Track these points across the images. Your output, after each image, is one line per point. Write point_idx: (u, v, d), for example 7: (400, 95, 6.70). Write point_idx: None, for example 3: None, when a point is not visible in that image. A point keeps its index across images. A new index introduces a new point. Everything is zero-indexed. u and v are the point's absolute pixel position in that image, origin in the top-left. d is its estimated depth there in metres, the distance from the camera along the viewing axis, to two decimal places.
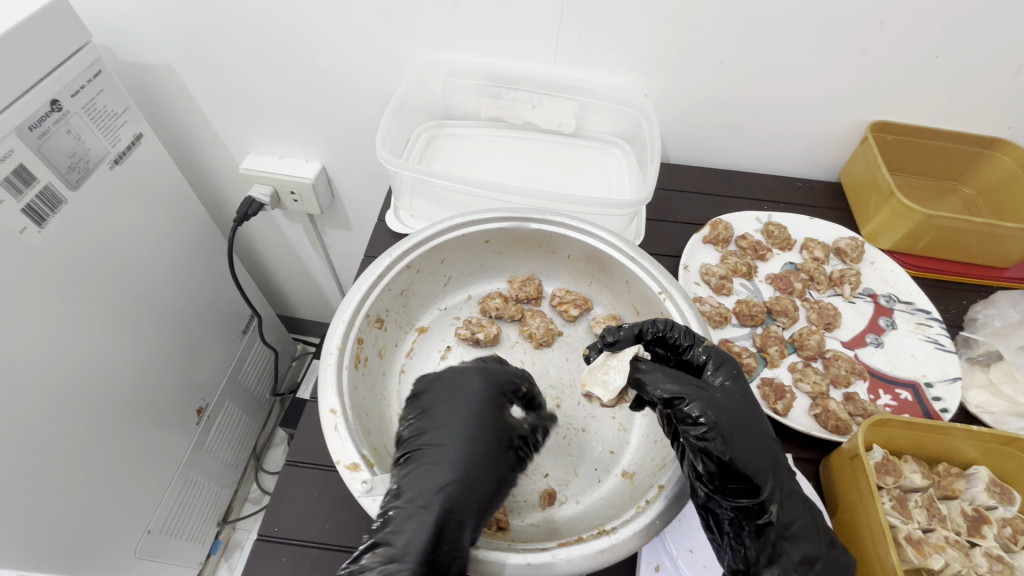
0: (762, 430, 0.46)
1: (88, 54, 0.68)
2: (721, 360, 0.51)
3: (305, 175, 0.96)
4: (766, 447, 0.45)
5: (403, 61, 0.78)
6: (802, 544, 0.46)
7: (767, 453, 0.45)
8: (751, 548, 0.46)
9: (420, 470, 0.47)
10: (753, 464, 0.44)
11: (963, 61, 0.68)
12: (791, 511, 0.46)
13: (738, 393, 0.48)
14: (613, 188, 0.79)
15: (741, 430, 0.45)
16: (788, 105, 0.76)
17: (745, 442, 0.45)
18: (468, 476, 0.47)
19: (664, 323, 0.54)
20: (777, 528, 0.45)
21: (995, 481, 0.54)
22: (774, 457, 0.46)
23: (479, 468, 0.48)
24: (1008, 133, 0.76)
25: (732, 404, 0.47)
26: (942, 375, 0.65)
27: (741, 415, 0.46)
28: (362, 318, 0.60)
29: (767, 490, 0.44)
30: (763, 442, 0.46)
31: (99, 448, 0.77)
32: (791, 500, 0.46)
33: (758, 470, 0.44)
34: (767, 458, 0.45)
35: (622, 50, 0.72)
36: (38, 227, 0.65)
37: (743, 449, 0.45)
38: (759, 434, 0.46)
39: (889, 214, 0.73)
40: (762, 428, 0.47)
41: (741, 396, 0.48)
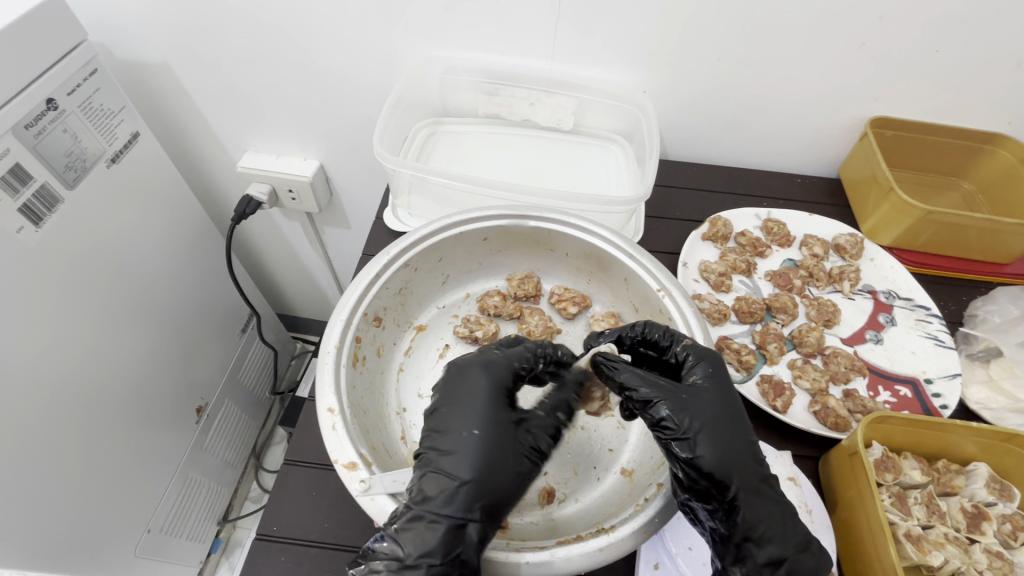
0: (732, 427, 0.47)
1: (83, 52, 0.67)
2: (698, 356, 0.51)
3: (303, 173, 0.96)
4: (732, 445, 0.46)
5: (400, 57, 0.77)
6: (775, 546, 0.44)
7: (731, 450, 0.46)
8: (722, 544, 0.47)
9: (445, 467, 0.46)
10: (713, 461, 0.45)
11: (963, 56, 0.68)
12: (757, 512, 0.45)
13: (711, 389, 0.49)
14: (612, 185, 0.78)
15: (703, 428, 0.46)
16: (787, 101, 0.76)
17: (706, 440, 0.46)
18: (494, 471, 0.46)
19: (641, 326, 0.55)
20: (743, 528, 0.45)
21: (995, 477, 0.54)
22: (742, 455, 0.46)
23: (503, 461, 0.47)
24: (1008, 127, 0.75)
25: (699, 402, 0.48)
26: (942, 371, 0.65)
27: (706, 413, 0.47)
28: (359, 317, 0.60)
29: (731, 488, 0.45)
30: (729, 439, 0.46)
31: (99, 447, 0.77)
32: (757, 500, 0.45)
33: (721, 467, 0.45)
34: (731, 456, 0.46)
35: (621, 46, 0.72)
36: (34, 226, 0.65)
37: (706, 447, 0.46)
38: (726, 432, 0.47)
39: (889, 210, 0.73)
40: (733, 425, 0.47)
41: (712, 393, 0.49)
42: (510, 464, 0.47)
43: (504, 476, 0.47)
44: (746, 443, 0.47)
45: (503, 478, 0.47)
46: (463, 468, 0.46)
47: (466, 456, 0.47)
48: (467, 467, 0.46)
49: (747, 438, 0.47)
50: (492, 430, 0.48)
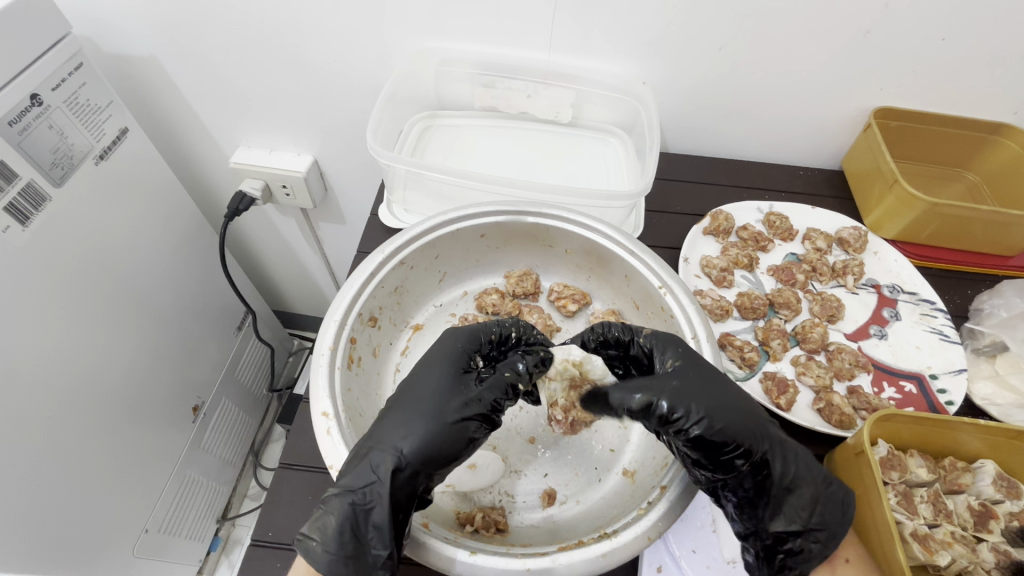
0: (730, 387, 0.47)
1: (68, 46, 0.65)
2: (662, 340, 0.51)
3: (296, 168, 0.94)
4: (742, 405, 0.46)
5: (394, 49, 0.75)
6: (808, 488, 0.46)
7: (742, 410, 0.46)
8: (756, 511, 0.46)
9: (388, 419, 0.47)
10: (733, 429, 0.44)
11: (970, 46, 0.66)
12: (786, 459, 0.46)
13: (688, 361, 0.49)
14: (611, 179, 0.77)
15: (712, 398, 0.45)
16: (789, 92, 0.74)
17: (718, 412, 0.45)
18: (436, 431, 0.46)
19: (601, 326, 0.54)
20: (776, 482, 0.45)
21: (1002, 475, 0.53)
22: (751, 410, 0.47)
23: (445, 421, 0.46)
24: (1014, 118, 0.74)
25: (690, 379, 0.47)
26: (947, 367, 0.64)
27: (705, 381, 0.47)
28: (354, 317, 0.58)
29: (758, 447, 0.45)
30: (733, 400, 0.46)
31: (94, 448, 0.76)
32: (780, 447, 0.46)
33: (743, 432, 0.44)
34: (743, 413, 0.46)
35: (621, 36, 0.70)
36: (22, 226, 0.63)
37: (720, 419, 0.44)
38: (730, 393, 0.47)
39: (893, 203, 0.71)
40: (727, 384, 0.48)
41: (693, 365, 0.48)
42: (455, 427, 0.46)
43: (447, 437, 0.46)
44: (745, 396, 0.48)
45: (446, 440, 0.46)
46: (408, 421, 0.47)
47: (415, 411, 0.47)
48: (412, 420, 0.46)
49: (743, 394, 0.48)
50: (445, 392, 0.48)
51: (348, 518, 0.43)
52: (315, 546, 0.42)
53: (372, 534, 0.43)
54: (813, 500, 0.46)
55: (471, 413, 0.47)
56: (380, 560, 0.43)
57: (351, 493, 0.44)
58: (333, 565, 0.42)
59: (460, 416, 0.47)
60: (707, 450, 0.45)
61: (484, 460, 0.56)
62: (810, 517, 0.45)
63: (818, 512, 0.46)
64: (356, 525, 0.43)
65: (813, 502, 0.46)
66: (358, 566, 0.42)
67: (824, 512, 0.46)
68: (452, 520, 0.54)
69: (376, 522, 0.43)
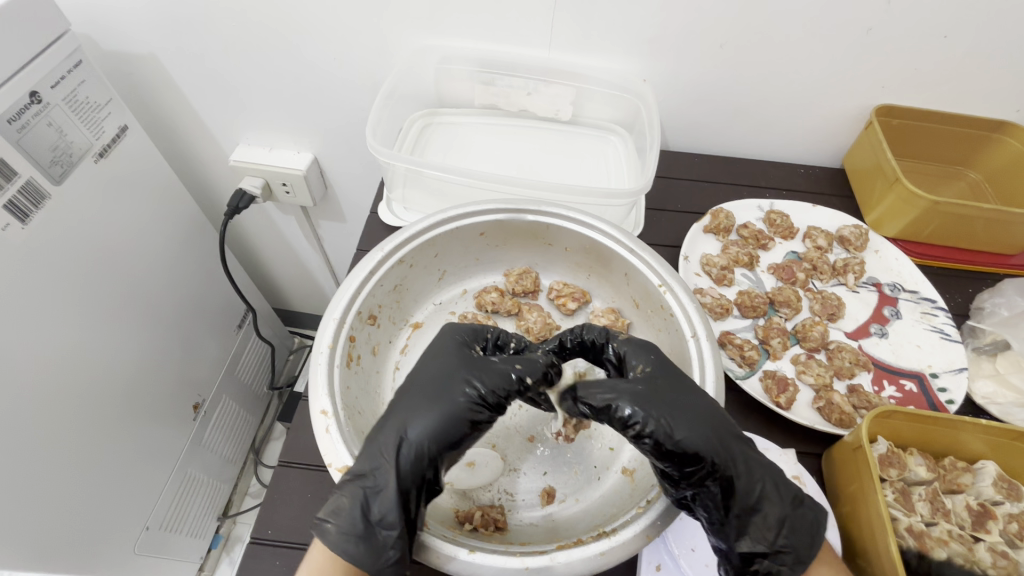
0: (701, 398, 0.48)
1: (67, 43, 0.65)
2: (642, 347, 0.52)
3: (296, 166, 0.94)
4: (711, 421, 0.46)
5: (393, 47, 0.75)
6: (772, 510, 0.46)
7: (711, 424, 0.46)
8: (723, 525, 0.46)
9: (394, 407, 0.49)
10: (698, 445, 0.45)
11: (972, 43, 0.66)
12: (754, 478, 0.46)
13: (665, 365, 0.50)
14: (612, 177, 0.77)
15: (673, 409, 0.46)
16: (790, 89, 0.74)
17: (682, 425, 0.45)
18: (443, 416, 0.47)
19: (577, 328, 0.56)
20: (740, 501, 0.46)
21: (1003, 476, 0.53)
22: (722, 424, 0.47)
23: (450, 405, 0.47)
24: (1016, 115, 0.74)
25: (657, 390, 0.47)
26: (948, 365, 0.63)
27: (673, 391, 0.47)
28: (353, 315, 0.58)
29: (722, 464, 0.45)
30: (699, 413, 0.46)
31: (94, 446, 0.76)
32: (750, 466, 0.46)
33: (708, 446, 0.45)
34: (710, 427, 0.46)
35: (621, 33, 0.70)
36: (21, 223, 0.63)
37: (685, 432, 0.45)
38: (701, 405, 0.47)
39: (894, 201, 0.71)
40: (697, 392, 0.48)
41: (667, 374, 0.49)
42: (461, 410, 0.47)
43: (452, 421, 0.47)
44: (716, 408, 0.48)
45: (452, 423, 0.47)
46: (415, 408, 0.48)
47: (421, 398, 0.48)
48: (420, 407, 0.48)
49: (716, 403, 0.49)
50: (450, 379, 0.49)
51: (360, 502, 0.44)
52: (330, 528, 0.43)
53: (381, 518, 0.43)
54: (781, 521, 0.46)
55: (475, 398, 0.48)
56: (392, 540, 0.43)
57: (361, 476, 0.45)
58: (347, 546, 0.43)
59: (466, 399, 0.48)
60: (672, 462, 0.45)
61: (484, 458, 0.58)
62: (775, 538, 0.45)
63: (784, 533, 0.46)
64: (366, 507, 0.44)
65: (780, 524, 0.46)
66: (371, 547, 0.43)
67: (791, 535, 0.46)
68: (451, 517, 0.54)
69: (383, 504, 0.43)
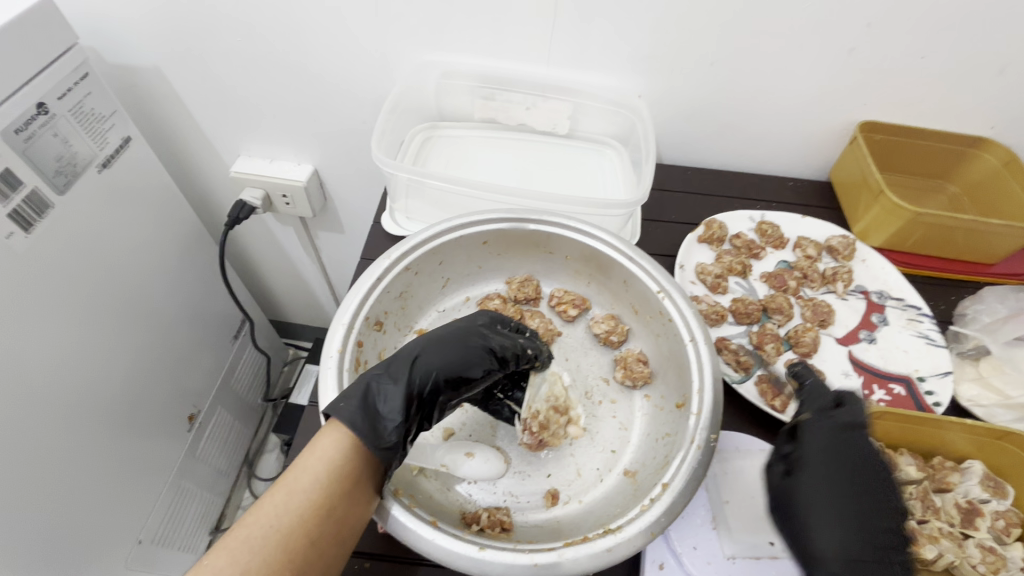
0: (852, 461, 0.49)
1: (75, 55, 0.66)
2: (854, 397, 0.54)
3: (298, 177, 0.96)
4: (825, 476, 0.48)
5: (396, 62, 0.77)
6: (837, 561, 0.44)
7: (845, 501, 0.47)
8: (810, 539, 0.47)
9: (422, 336, 0.57)
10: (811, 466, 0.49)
11: (949, 62, 0.69)
12: (838, 522, 0.46)
13: (840, 418, 0.52)
14: (609, 189, 0.79)
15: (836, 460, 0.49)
16: (778, 106, 0.77)
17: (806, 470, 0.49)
18: (461, 353, 0.56)
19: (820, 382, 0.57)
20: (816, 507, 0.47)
21: (989, 475, 0.55)
22: (851, 490, 0.47)
23: (467, 343, 0.56)
24: (992, 132, 0.77)
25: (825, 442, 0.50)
26: (934, 369, 0.66)
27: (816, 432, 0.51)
28: (361, 320, 0.59)
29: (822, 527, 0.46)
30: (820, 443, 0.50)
31: (86, 456, 0.75)
32: (848, 519, 0.46)
33: (808, 490, 0.48)
34: (838, 478, 0.48)
35: (616, 50, 0.73)
36: (25, 232, 0.63)
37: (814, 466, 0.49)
38: (837, 477, 0.48)
39: (879, 212, 0.74)
40: (847, 459, 0.49)
41: (818, 449, 0.50)
42: (477, 355, 0.56)
43: (467, 361, 0.55)
44: (853, 465, 0.48)
45: (463, 365, 0.55)
46: (434, 343, 0.56)
47: (444, 338, 0.56)
48: (443, 335, 0.57)
49: (875, 457, 0.49)
50: (473, 326, 0.58)
51: (371, 394, 0.51)
52: (342, 405, 0.50)
53: (385, 406, 0.50)
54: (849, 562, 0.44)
55: (485, 351, 0.56)
56: (391, 426, 0.50)
57: (380, 372, 0.53)
58: (354, 418, 0.49)
59: (481, 343, 0.57)
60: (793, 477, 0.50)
61: (484, 453, 0.57)
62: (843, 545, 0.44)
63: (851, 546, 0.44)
64: (376, 396, 0.51)
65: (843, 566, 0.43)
66: (373, 426, 0.49)
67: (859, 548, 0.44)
68: (457, 518, 0.55)
69: (392, 397, 0.51)
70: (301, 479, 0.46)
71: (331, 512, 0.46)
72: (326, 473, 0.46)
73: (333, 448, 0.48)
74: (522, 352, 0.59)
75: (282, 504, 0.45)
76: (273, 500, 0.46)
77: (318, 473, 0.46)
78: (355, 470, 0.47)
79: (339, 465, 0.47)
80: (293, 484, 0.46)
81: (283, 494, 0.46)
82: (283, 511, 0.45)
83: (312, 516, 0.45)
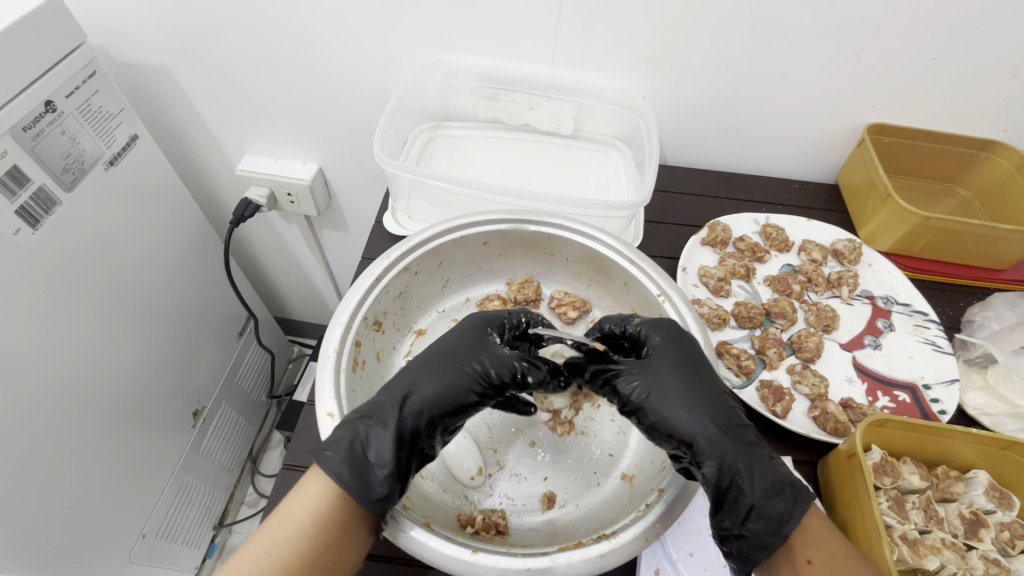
0: (694, 397, 0.49)
1: (84, 54, 0.67)
2: (653, 325, 0.55)
3: (302, 176, 0.96)
4: (705, 452, 0.47)
5: (401, 61, 0.78)
6: (775, 532, 0.45)
7: (724, 449, 0.47)
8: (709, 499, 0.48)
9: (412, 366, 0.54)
10: (676, 416, 0.48)
11: (961, 63, 0.68)
12: (749, 499, 0.46)
13: (660, 360, 0.51)
14: (611, 190, 0.79)
15: (676, 392, 0.49)
16: (786, 107, 0.76)
17: (666, 410, 0.49)
18: (452, 381, 0.52)
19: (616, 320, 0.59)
20: (715, 477, 0.46)
21: (994, 485, 0.54)
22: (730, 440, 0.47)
23: (460, 368, 0.53)
24: (1004, 135, 0.76)
25: (662, 373, 0.51)
26: (940, 376, 0.65)
27: (649, 371, 0.51)
28: (360, 321, 0.60)
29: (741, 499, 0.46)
30: (665, 382, 0.50)
31: (91, 450, 0.76)
32: (749, 482, 0.46)
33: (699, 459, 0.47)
34: (721, 431, 0.47)
35: (621, 52, 0.72)
36: (31, 228, 0.64)
37: (667, 412, 0.49)
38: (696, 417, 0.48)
39: (887, 216, 0.73)
40: (700, 414, 0.48)
41: (659, 391, 0.50)
42: (470, 381, 0.52)
43: (458, 390, 0.52)
44: (710, 413, 0.48)
45: (454, 393, 0.52)
46: (424, 371, 0.52)
47: (434, 364, 0.53)
48: (433, 365, 0.53)
49: (681, 381, 0.50)
50: (467, 352, 0.54)
51: (356, 438, 0.48)
52: (327, 455, 0.46)
53: (375, 453, 0.47)
54: (780, 523, 0.46)
55: (478, 375, 0.53)
56: (381, 476, 0.46)
57: (368, 416, 0.49)
58: (340, 470, 0.46)
59: (474, 369, 0.53)
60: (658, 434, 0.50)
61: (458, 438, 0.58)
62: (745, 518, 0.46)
63: (752, 519, 0.46)
64: (365, 443, 0.47)
65: (779, 531, 0.45)
66: (362, 477, 0.46)
67: (758, 520, 0.46)
68: (453, 520, 0.55)
69: (382, 443, 0.47)
70: (285, 527, 0.44)
71: (315, 563, 0.43)
72: (312, 523, 0.44)
73: (320, 494, 0.46)
74: (519, 373, 0.54)
75: (264, 555, 0.43)
76: (255, 549, 0.43)
77: (303, 521, 0.44)
78: (344, 520, 0.45)
79: (326, 512, 0.45)
80: (277, 531, 0.44)
81: (265, 542, 0.43)
82: (265, 562, 0.42)
83: (295, 567, 0.42)
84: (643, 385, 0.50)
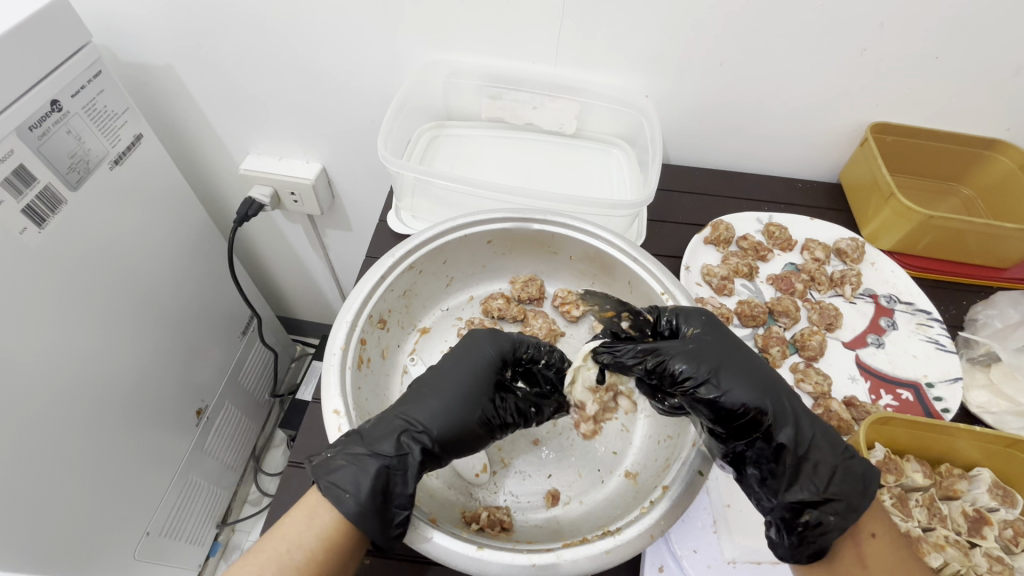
0: (752, 369, 0.48)
1: (89, 53, 0.67)
2: (686, 313, 0.53)
3: (305, 175, 0.96)
4: (780, 419, 0.46)
5: (405, 61, 0.78)
6: (863, 493, 0.45)
7: (792, 416, 0.46)
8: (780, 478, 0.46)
9: (415, 397, 0.52)
10: (744, 388, 0.46)
11: (964, 62, 0.68)
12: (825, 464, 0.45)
13: (708, 340, 0.50)
14: (614, 189, 0.79)
15: (736, 364, 0.48)
16: (788, 106, 0.76)
17: (735, 382, 0.46)
18: (468, 420, 0.52)
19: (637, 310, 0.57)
20: (791, 449, 0.45)
21: (998, 483, 0.54)
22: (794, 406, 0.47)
23: (476, 407, 0.52)
24: (1007, 134, 0.76)
25: (715, 347, 0.49)
26: (943, 375, 0.65)
27: (704, 344, 0.49)
28: (364, 318, 0.60)
29: (821, 464, 0.45)
30: (723, 355, 0.48)
31: (96, 448, 0.76)
32: (819, 447, 0.46)
33: (773, 431, 0.45)
34: (787, 395, 0.47)
35: (625, 51, 0.72)
36: (37, 227, 0.65)
37: (735, 385, 0.46)
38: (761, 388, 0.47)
39: (890, 215, 0.73)
40: (770, 385, 0.47)
41: (722, 365, 0.47)
42: (484, 424, 0.52)
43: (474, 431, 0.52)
44: (776, 384, 0.47)
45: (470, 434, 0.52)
46: (443, 407, 0.51)
47: (451, 399, 0.52)
48: (431, 402, 0.51)
49: (735, 356, 0.49)
50: (467, 389, 0.53)
51: (378, 479, 0.46)
52: (345, 496, 0.45)
53: (395, 493, 0.46)
54: (862, 486, 0.45)
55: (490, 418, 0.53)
56: (401, 518, 0.46)
57: (388, 457, 0.47)
58: (361, 513, 0.44)
59: (489, 411, 0.53)
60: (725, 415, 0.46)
61: None
62: (827, 484, 0.45)
63: (835, 482, 0.45)
64: (386, 484, 0.46)
65: (866, 492, 0.45)
66: (382, 518, 0.45)
67: (842, 483, 0.45)
68: (458, 517, 0.55)
69: (401, 483, 0.47)
70: (290, 552, 0.43)
71: None
72: (319, 546, 0.44)
73: (324, 516, 0.45)
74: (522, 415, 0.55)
75: None
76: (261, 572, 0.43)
77: (310, 545, 0.44)
78: (350, 541, 0.45)
79: (330, 533, 0.45)
80: (282, 556, 0.43)
81: (273, 569, 0.43)
82: None
83: None
84: (704, 360, 0.48)
